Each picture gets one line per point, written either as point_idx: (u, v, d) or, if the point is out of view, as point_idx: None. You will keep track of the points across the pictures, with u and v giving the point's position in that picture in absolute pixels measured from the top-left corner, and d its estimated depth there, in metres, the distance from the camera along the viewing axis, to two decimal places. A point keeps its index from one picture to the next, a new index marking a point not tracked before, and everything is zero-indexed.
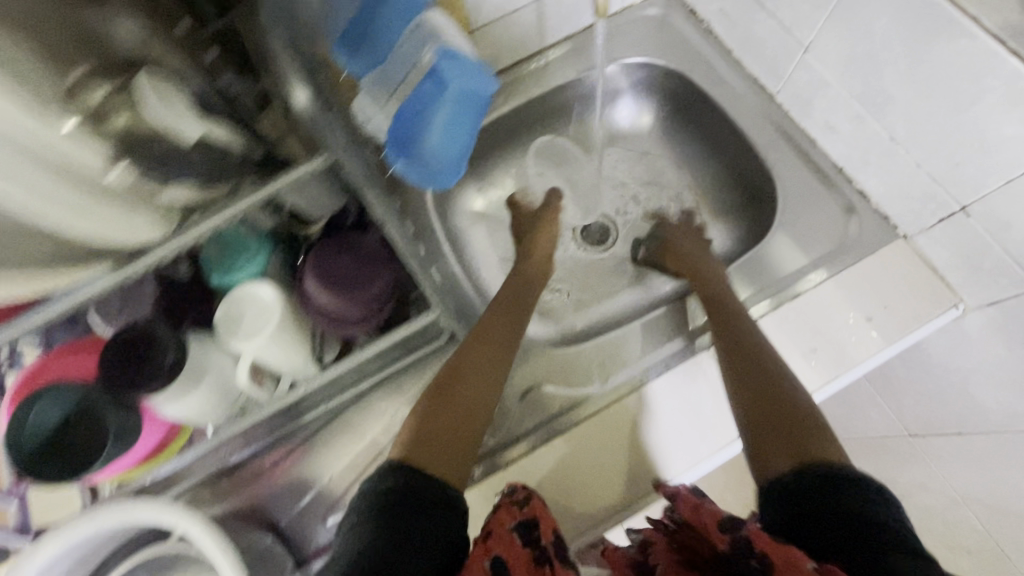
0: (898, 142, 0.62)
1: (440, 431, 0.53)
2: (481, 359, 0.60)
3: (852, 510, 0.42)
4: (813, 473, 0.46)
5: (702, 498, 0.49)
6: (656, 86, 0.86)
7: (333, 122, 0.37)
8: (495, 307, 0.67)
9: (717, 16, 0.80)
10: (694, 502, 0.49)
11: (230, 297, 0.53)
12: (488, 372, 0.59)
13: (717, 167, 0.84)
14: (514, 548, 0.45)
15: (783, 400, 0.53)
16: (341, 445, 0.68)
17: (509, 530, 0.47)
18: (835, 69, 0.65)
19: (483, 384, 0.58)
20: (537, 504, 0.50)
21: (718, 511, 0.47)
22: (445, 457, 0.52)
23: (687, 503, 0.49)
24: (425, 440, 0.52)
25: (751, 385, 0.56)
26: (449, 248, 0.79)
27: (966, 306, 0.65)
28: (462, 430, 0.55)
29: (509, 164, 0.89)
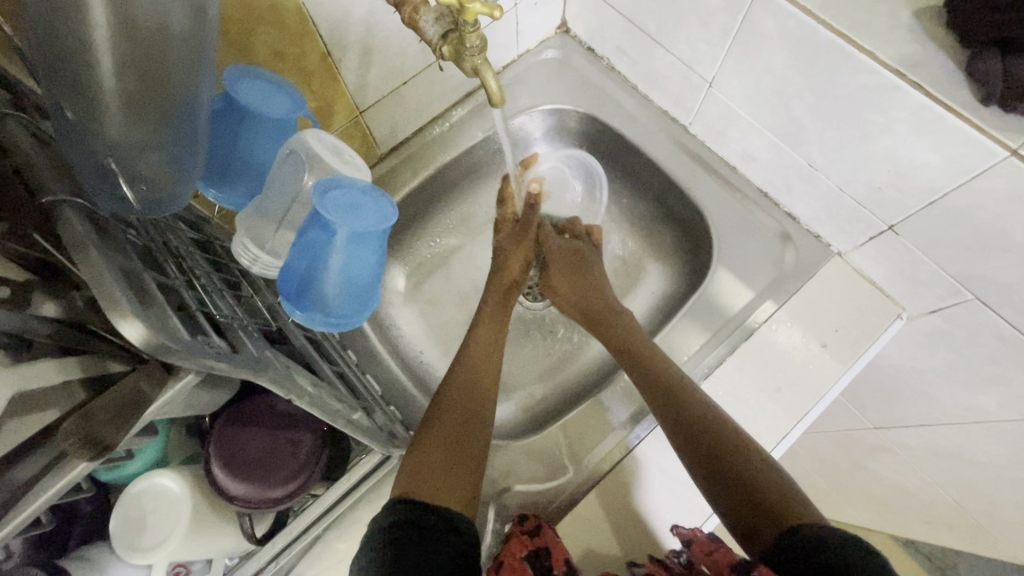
0: (817, 168, 0.62)
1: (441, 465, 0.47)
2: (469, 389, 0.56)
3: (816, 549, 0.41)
4: (796, 538, 0.42)
5: (717, 544, 0.49)
6: (567, 130, 0.83)
7: (200, 331, 0.31)
8: (475, 335, 0.63)
9: (616, 53, 0.77)
10: (708, 548, 0.48)
11: (123, 499, 0.44)
12: (478, 399, 0.55)
13: (645, 203, 0.81)
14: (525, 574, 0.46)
15: (728, 439, 0.51)
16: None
17: (520, 561, 0.47)
18: (744, 102, 0.64)
19: (472, 410, 0.54)
20: (547, 534, 0.50)
21: (732, 555, 0.46)
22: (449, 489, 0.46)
23: (701, 548, 0.49)
24: (427, 473, 0.46)
25: (690, 423, 0.53)
26: (382, 345, 0.71)
27: (909, 313, 0.65)
28: (463, 461, 0.49)
29: (431, 233, 0.82)
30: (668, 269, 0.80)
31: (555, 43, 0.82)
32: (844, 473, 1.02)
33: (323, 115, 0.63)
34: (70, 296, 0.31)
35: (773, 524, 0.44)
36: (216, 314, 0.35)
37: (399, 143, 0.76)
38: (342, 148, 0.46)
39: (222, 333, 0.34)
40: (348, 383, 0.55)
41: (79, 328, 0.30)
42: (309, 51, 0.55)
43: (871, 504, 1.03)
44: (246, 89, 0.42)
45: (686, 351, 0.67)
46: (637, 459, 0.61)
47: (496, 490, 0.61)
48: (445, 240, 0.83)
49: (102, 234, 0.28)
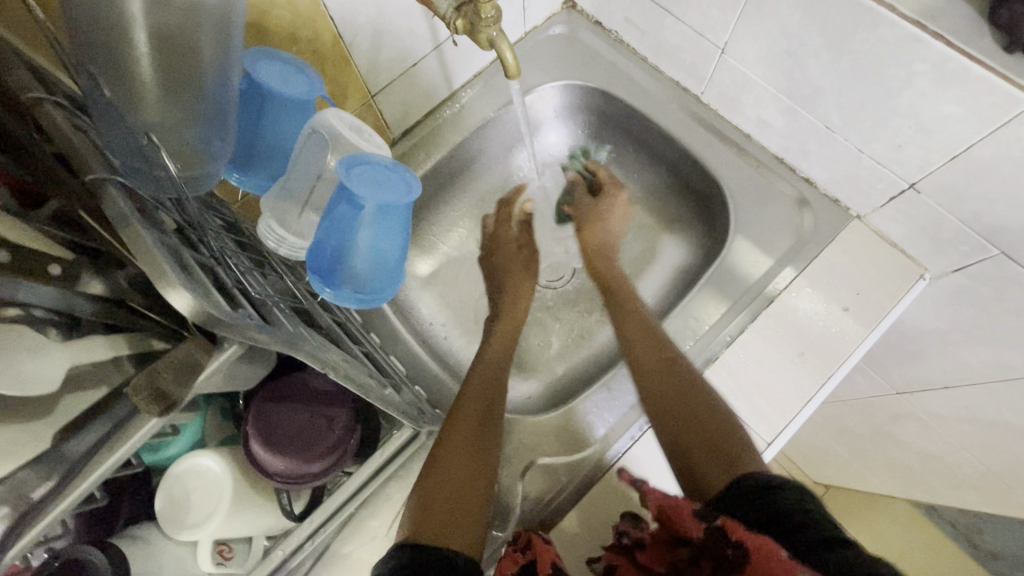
0: (835, 130, 0.61)
1: (454, 490, 0.48)
2: (473, 418, 0.54)
3: (782, 505, 0.39)
4: (744, 485, 0.43)
5: (667, 493, 0.45)
6: (578, 106, 0.82)
7: (240, 308, 0.32)
8: (484, 352, 0.64)
9: (624, 24, 0.76)
10: (650, 500, 0.44)
11: (165, 479, 0.45)
12: (486, 415, 0.55)
13: (659, 176, 0.81)
14: None
15: (691, 393, 0.52)
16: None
17: None
18: (757, 67, 0.63)
19: (480, 438, 0.53)
20: (540, 544, 0.45)
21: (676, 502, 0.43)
22: (461, 517, 0.46)
23: (644, 504, 0.45)
24: (433, 508, 0.46)
25: (663, 388, 0.53)
26: (405, 328, 0.72)
27: (932, 273, 0.64)
28: (473, 482, 0.49)
29: (446, 215, 0.82)
30: (683, 241, 0.79)
31: (562, 19, 0.81)
32: (867, 439, 1.02)
33: (336, 99, 0.63)
34: (113, 275, 0.31)
35: (726, 473, 0.45)
36: (252, 290, 0.36)
37: (409, 126, 0.76)
38: (361, 127, 0.46)
39: (257, 309, 0.35)
40: (376, 363, 0.55)
41: (120, 305, 0.31)
42: (322, 34, 0.55)
43: (895, 470, 1.03)
44: (266, 70, 0.43)
45: (706, 320, 0.67)
46: None
47: (523, 465, 0.62)
48: (458, 222, 0.83)
49: (141, 212, 0.29)
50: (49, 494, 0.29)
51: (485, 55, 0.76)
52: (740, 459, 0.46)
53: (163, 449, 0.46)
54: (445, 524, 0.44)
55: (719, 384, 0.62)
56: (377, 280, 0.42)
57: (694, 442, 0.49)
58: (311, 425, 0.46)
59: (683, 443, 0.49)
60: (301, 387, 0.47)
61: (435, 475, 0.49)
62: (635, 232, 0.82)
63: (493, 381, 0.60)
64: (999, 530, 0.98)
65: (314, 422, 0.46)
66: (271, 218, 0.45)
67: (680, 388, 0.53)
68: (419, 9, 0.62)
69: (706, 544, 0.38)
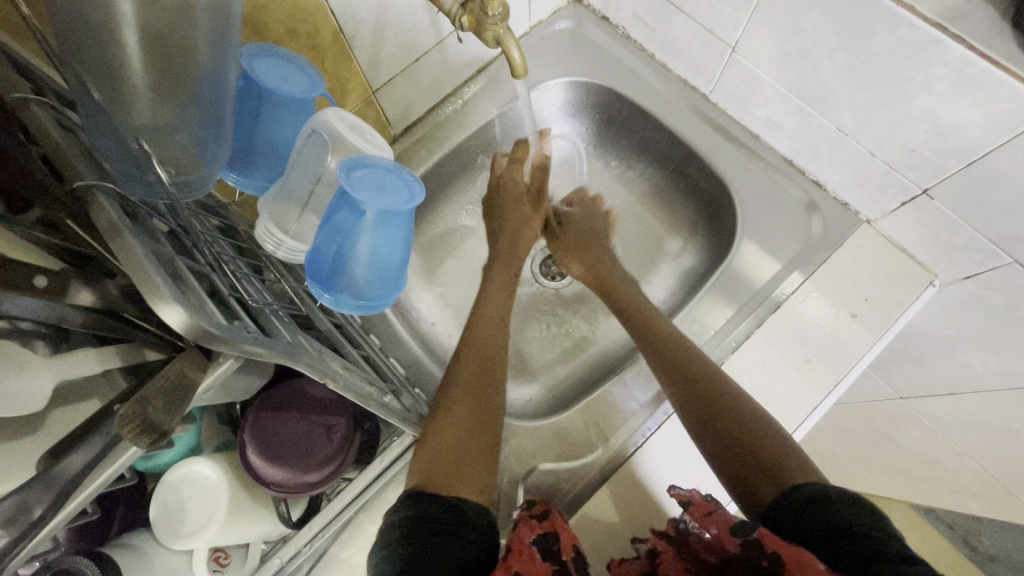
0: (846, 133, 0.60)
1: (455, 447, 0.46)
2: (475, 378, 0.53)
3: (841, 522, 0.38)
4: (795, 495, 0.42)
5: (715, 504, 0.44)
6: (582, 103, 0.81)
7: (235, 318, 0.30)
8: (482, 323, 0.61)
9: (632, 20, 0.75)
10: (705, 509, 0.44)
11: (160, 487, 0.44)
12: (487, 374, 0.54)
13: (664, 176, 0.80)
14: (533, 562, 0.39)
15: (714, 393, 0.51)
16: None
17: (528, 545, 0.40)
18: (768, 66, 0.62)
19: (483, 400, 0.51)
20: (558, 519, 0.43)
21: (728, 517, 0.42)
22: (468, 470, 0.44)
23: (699, 508, 0.44)
24: (442, 462, 0.44)
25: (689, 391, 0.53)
26: (404, 329, 0.71)
27: (942, 280, 0.63)
28: (479, 440, 0.47)
29: (447, 214, 0.81)
30: (688, 242, 0.78)
31: (568, 13, 0.79)
32: (869, 443, 1.01)
33: (336, 95, 0.61)
34: (103, 284, 0.30)
35: (773, 481, 0.44)
36: (248, 297, 0.35)
37: (412, 123, 0.74)
38: (360, 125, 0.45)
39: (253, 317, 0.34)
40: (375, 367, 0.54)
41: (112, 316, 0.30)
42: (321, 28, 0.54)
43: (896, 473, 1.02)
44: (263, 67, 0.41)
45: (711, 325, 0.66)
46: (666, 436, 0.60)
47: (524, 470, 0.61)
48: (460, 220, 0.81)
49: (132, 219, 0.28)
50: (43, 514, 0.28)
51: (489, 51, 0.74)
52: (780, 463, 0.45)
53: (155, 459, 0.45)
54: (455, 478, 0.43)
55: None
56: (384, 278, 0.41)
57: (732, 452, 0.48)
58: (309, 434, 0.45)
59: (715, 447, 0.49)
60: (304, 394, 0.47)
61: (440, 433, 0.47)
62: (640, 232, 0.81)
63: (492, 342, 0.58)
64: (999, 535, 0.98)
65: (313, 431, 0.45)
66: (269, 218, 0.43)
67: (706, 390, 0.52)
68: (422, 3, 0.60)
69: (743, 558, 0.39)
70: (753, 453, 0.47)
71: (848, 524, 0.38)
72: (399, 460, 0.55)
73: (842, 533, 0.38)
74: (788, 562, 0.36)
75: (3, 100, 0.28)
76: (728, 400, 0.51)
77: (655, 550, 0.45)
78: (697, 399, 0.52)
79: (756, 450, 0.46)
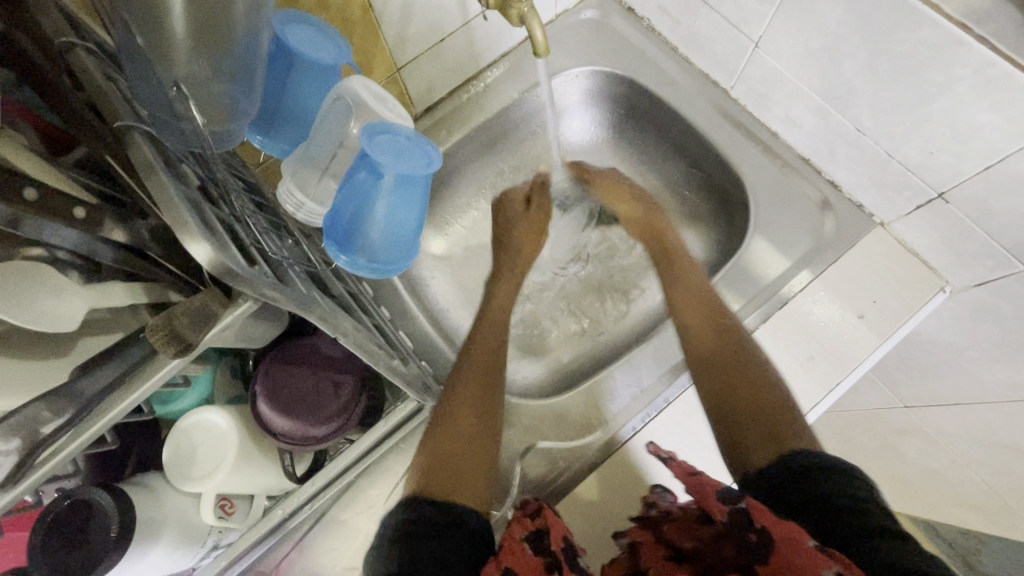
0: (865, 133, 0.60)
1: (453, 446, 0.48)
2: (478, 378, 0.54)
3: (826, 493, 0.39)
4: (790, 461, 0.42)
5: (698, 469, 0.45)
6: (603, 93, 0.81)
7: (257, 264, 0.32)
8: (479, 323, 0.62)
9: (657, 12, 0.75)
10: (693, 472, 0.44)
11: (174, 431, 0.46)
12: (487, 381, 0.54)
13: (680, 170, 0.80)
14: (523, 560, 0.39)
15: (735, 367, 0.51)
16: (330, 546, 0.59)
17: (520, 543, 0.41)
18: (789, 63, 0.62)
19: (483, 398, 0.52)
20: (549, 514, 0.44)
21: (715, 483, 0.43)
22: (465, 475, 0.46)
23: (685, 473, 0.45)
24: (443, 464, 0.46)
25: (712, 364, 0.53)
26: (414, 304, 0.72)
27: (953, 287, 0.63)
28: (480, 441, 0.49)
29: (463, 194, 0.82)
30: (699, 237, 0.79)
31: (594, 2, 0.80)
32: (872, 450, 1.00)
33: (362, 70, 0.63)
34: (134, 225, 0.31)
35: (773, 446, 0.44)
36: (268, 250, 0.36)
37: (433, 103, 0.76)
38: (387, 97, 0.46)
39: (273, 268, 0.35)
40: (384, 335, 0.56)
41: (141, 255, 0.31)
42: (352, 2, 0.55)
43: (896, 483, 1.02)
44: (296, 34, 0.42)
45: None
46: (664, 422, 0.61)
47: (522, 447, 0.63)
48: (474, 202, 0.83)
49: (166, 164, 0.29)
50: (63, 429, 0.30)
51: (513, 35, 0.74)
52: (783, 430, 0.45)
53: (171, 404, 0.47)
54: (454, 480, 0.45)
55: None
56: (396, 247, 0.43)
57: (738, 416, 0.48)
58: (319, 390, 0.47)
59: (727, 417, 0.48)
60: (319, 353, 0.48)
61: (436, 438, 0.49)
62: None
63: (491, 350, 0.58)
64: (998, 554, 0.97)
65: (324, 390, 0.47)
66: (295, 183, 0.45)
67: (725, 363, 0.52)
68: None
69: (731, 528, 0.39)
70: (760, 415, 0.47)
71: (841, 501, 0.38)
72: (401, 427, 0.57)
73: (825, 504, 0.38)
74: (777, 539, 0.36)
75: (52, 44, 0.30)
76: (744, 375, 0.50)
77: (635, 540, 0.45)
78: (725, 361, 0.52)
79: (763, 416, 0.46)
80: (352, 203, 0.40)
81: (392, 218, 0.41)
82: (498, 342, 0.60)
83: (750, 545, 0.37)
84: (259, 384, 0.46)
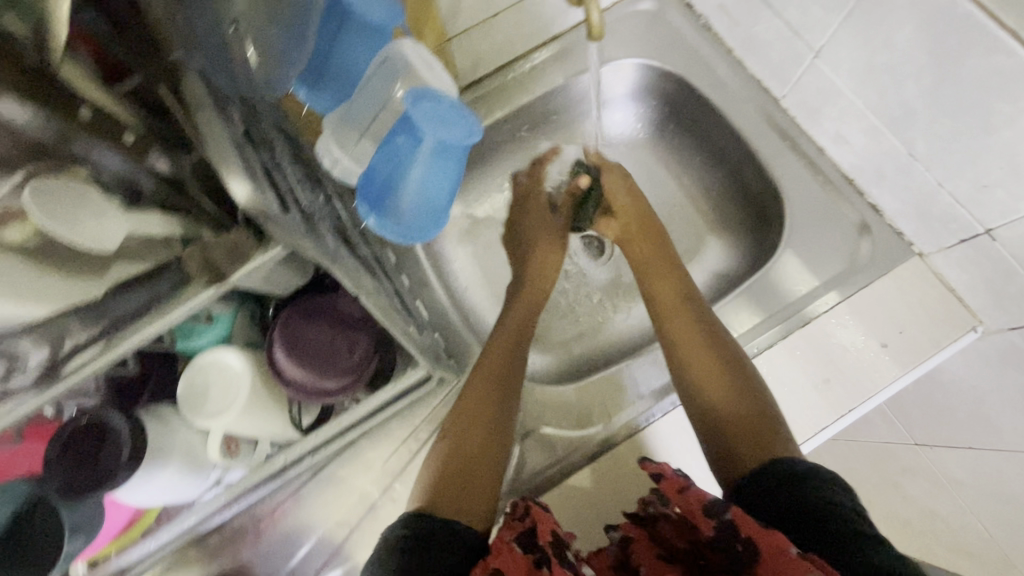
0: (917, 159, 0.58)
1: (459, 463, 0.50)
2: (485, 388, 0.55)
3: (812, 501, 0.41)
4: (780, 467, 0.44)
5: (688, 482, 0.45)
6: (649, 88, 0.80)
7: (291, 211, 0.32)
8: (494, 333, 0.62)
9: (717, 11, 0.73)
10: (680, 486, 0.44)
11: (191, 366, 0.48)
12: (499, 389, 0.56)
13: (717, 176, 0.79)
14: (512, 558, 0.41)
15: (716, 376, 0.54)
16: (326, 497, 0.62)
17: (508, 542, 0.43)
18: (848, 78, 0.60)
19: (492, 414, 0.54)
20: (538, 512, 0.45)
21: (702, 495, 0.43)
22: (467, 493, 0.48)
23: (674, 486, 0.45)
24: (447, 484, 0.48)
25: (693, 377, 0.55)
26: (433, 277, 0.73)
27: (985, 327, 0.61)
28: (486, 455, 0.51)
29: (494, 174, 0.82)
30: (727, 245, 0.78)
31: None
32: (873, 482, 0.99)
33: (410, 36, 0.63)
34: (179, 157, 0.32)
35: (757, 450, 0.48)
36: (303, 201, 0.36)
37: (477, 78, 0.75)
38: (434, 62, 0.47)
39: (306, 218, 0.36)
40: (403, 302, 0.56)
41: (180, 189, 0.32)
42: None
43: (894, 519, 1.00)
44: None
45: (736, 329, 0.66)
46: (668, 425, 0.61)
47: (523, 431, 0.63)
48: (504, 183, 0.82)
49: (215, 100, 0.29)
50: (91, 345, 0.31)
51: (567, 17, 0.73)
52: (768, 439, 0.48)
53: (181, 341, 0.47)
54: (455, 499, 0.46)
55: None
56: (433, 214, 0.43)
57: (723, 422, 0.51)
58: (336, 342, 0.47)
59: (710, 422, 0.52)
60: (340, 316, 0.48)
61: (444, 451, 0.51)
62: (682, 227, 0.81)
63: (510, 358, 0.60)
64: None
65: (341, 340, 0.47)
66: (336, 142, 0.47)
67: (705, 373, 0.54)
68: None
69: (719, 542, 0.41)
70: (747, 436, 0.49)
71: (823, 504, 0.40)
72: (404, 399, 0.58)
73: (813, 513, 0.40)
74: (760, 546, 0.39)
75: None
76: (724, 377, 0.53)
77: (627, 535, 0.48)
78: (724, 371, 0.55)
79: (742, 426, 0.50)
80: (398, 165, 0.40)
81: (434, 183, 0.42)
82: (507, 347, 0.60)
83: (737, 555, 0.40)
84: (278, 329, 0.46)
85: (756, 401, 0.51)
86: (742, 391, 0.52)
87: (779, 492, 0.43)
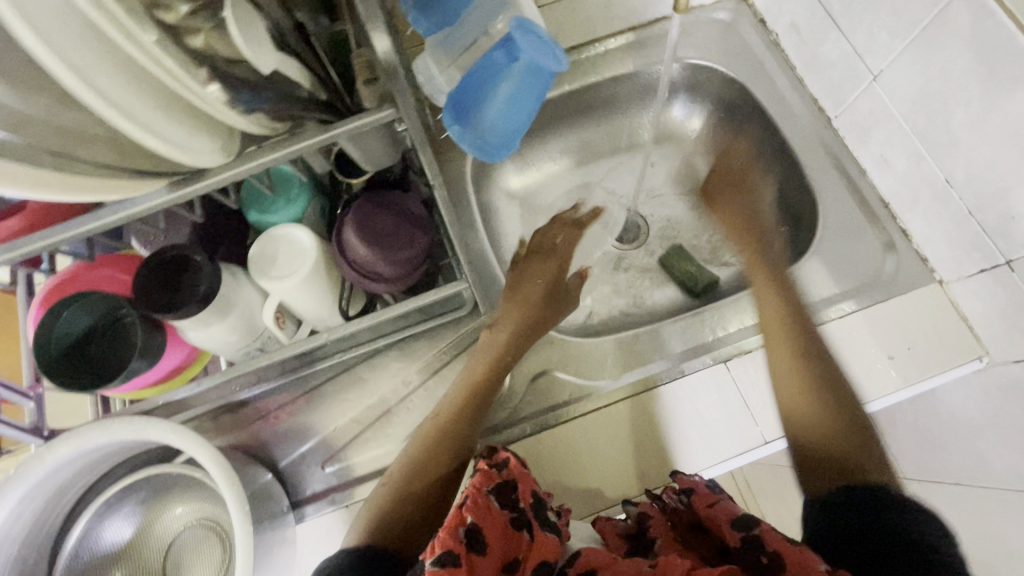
0: (955, 186, 0.61)
1: (396, 513, 0.52)
2: (438, 441, 0.57)
3: (908, 531, 0.42)
4: (862, 494, 0.46)
5: (718, 496, 0.52)
6: (711, 93, 0.84)
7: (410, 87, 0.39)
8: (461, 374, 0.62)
9: (789, 28, 0.77)
10: (709, 500, 0.51)
11: (265, 235, 0.53)
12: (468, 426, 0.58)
13: (759, 183, 0.83)
14: (491, 513, 0.47)
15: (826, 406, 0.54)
16: (346, 394, 0.68)
17: (485, 494, 0.49)
18: (901, 103, 0.64)
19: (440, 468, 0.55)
20: (518, 468, 0.53)
21: (731, 510, 0.50)
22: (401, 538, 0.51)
23: (704, 497, 0.52)
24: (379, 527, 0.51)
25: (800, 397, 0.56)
26: (479, 224, 0.78)
27: (991, 359, 0.64)
28: (417, 508, 0.53)
29: (550, 147, 0.87)
30: None
31: (730, 6, 0.82)
32: None
33: None
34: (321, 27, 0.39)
35: (838, 476, 0.49)
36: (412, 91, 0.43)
37: None
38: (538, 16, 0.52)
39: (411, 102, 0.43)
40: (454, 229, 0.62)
41: None
42: None
43: None
44: None
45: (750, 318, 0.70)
46: (673, 390, 0.65)
47: (536, 370, 0.68)
48: (557, 157, 0.88)
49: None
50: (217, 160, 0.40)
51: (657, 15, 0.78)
52: (857, 464, 0.49)
53: (253, 212, 0.54)
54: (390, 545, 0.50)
55: (744, 370, 0.65)
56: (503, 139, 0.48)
57: (817, 447, 0.52)
58: (402, 236, 0.53)
59: (807, 449, 0.53)
60: (404, 207, 0.54)
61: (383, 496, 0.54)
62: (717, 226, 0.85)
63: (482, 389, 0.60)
64: None
65: (411, 235, 0.53)
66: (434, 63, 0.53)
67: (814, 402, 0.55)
68: None
69: (743, 552, 0.46)
70: (840, 443, 0.51)
71: (914, 535, 0.42)
72: (432, 313, 0.65)
73: (887, 535, 0.43)
74: (788, 560, 0.43)
75: None
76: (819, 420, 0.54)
77: (643, 513, 0.55)
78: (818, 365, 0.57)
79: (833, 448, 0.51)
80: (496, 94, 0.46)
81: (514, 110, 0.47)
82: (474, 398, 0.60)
83: (761, 567, 0.44)
84: (353, 215, 0.52)
85: (856, 438, 0.52)
86: (848, 429, 0.52)
87: (860, 521, 0.45)
